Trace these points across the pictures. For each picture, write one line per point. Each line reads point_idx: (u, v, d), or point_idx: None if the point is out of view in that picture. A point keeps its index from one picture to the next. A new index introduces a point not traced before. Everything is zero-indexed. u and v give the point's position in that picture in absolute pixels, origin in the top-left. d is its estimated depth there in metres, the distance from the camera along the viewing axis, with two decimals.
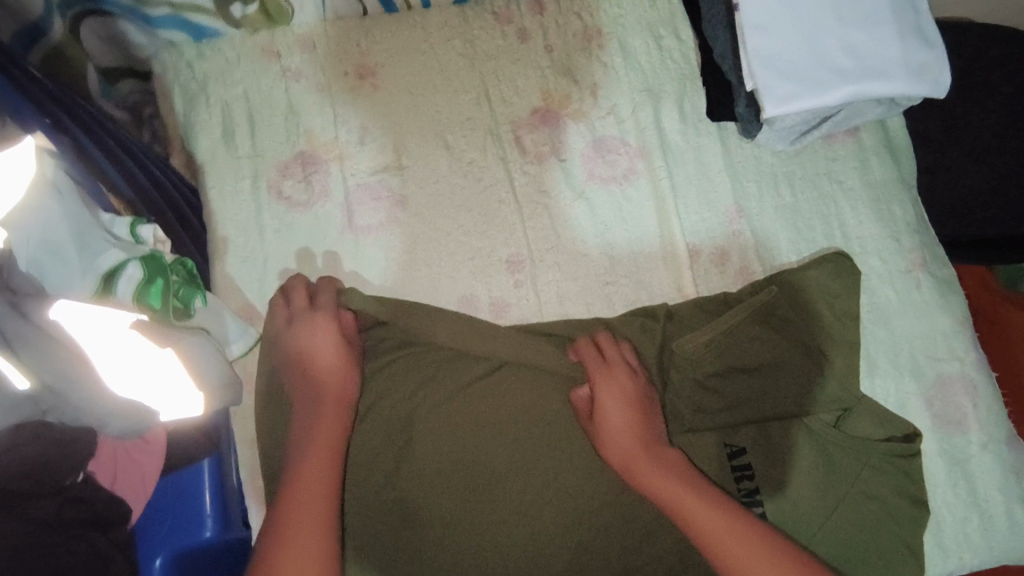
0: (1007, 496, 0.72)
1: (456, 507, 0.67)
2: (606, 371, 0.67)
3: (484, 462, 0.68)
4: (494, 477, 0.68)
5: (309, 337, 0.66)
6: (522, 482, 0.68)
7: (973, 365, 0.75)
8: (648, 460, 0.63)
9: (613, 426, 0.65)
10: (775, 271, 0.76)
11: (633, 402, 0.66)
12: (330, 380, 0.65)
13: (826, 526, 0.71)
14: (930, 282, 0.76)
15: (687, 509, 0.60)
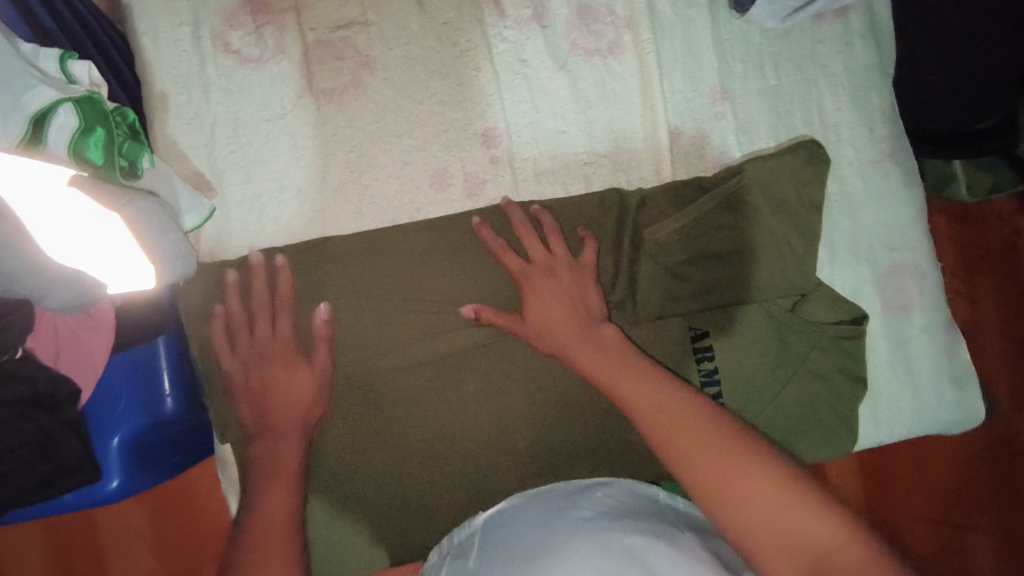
0: (941, 376, 0.78)
1: (420, 392, 0.68)
2: (531, 272, 0.67)
3: (438, 356, 0.68)
4: (449, 355, 0.69)
5: (286, 367, 0.62)
6: (484, 372, 0.70)
7: (923, 255, 0.79)
8: (582, 342, 0.64)
9: (551, 313, 0.65)
10: (750, 157, 0.75)
11: (562, 294, 0.66)
12: (295, 404, 0.62)
13: (775, 402, 0.75)
14: (895, 173, 0.78)
15: (620, 384, 0.60)
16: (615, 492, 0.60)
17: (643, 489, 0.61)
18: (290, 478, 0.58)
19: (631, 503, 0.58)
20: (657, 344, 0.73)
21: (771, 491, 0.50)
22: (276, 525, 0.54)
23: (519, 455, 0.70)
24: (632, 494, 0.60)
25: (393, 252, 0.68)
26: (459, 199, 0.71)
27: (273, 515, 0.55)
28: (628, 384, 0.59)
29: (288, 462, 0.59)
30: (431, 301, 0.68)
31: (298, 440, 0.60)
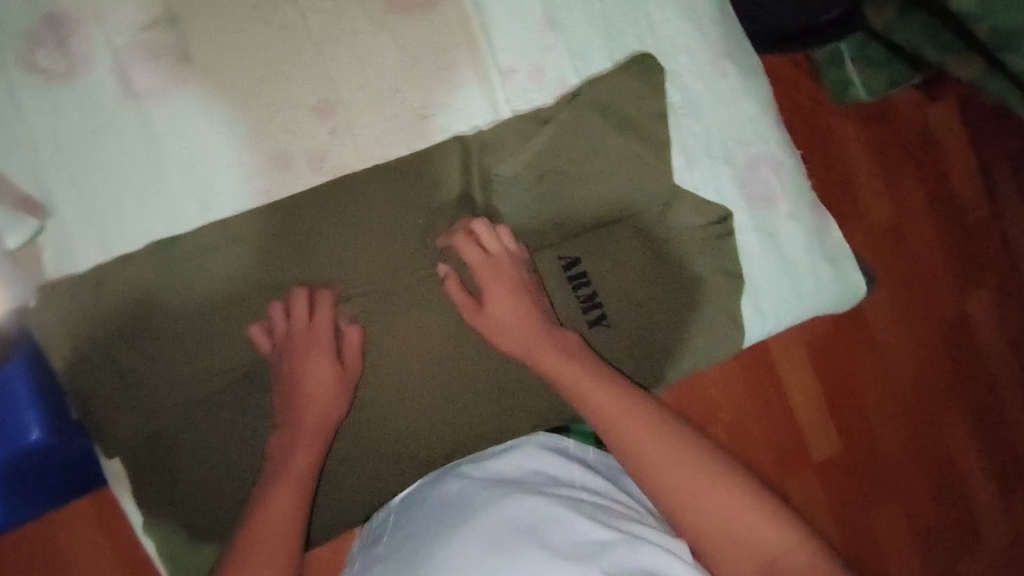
0: (813, 257, 0.80)
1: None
2: (493, 269, 0.69)
3: (406, 294, 0.72)
4: (401, 294, 0.72)
5: (320, 361, 0.67)
6: (422, 307, 0.73)
7: (777, 144, 0.81)
8: (546, 341, 0.67)
9: (501, 312, 0.68)
10: (585, 81, 0.76)
11: (512, 288, 0.69)
12: (319, 403, 0.66)
13: (660, 314, 0.76)
14: (733, 71, 0.80)
15: (585, 390, 0.64)
16: (541, 452, 0.67)
17: (553, 443, 0.69)
18: (299, 487, 0.63)
19: (552, 463, 0.66)
20: (532, 280, 0.74)
21: (692, 468, 0.59)
22: (280, 535, 0.59)
23: (413, 414, 0.72)
24: (545, 451, 0.67)
25: (250, 238, 0.70)
26: (305, 175, 0.72)
27: (277, 525, 0.60)
28: (589, 383, 0.65)
29: (302, 467, 0.63)
30: (298, 280, 0.71)
31: (315, 440, 0.65)
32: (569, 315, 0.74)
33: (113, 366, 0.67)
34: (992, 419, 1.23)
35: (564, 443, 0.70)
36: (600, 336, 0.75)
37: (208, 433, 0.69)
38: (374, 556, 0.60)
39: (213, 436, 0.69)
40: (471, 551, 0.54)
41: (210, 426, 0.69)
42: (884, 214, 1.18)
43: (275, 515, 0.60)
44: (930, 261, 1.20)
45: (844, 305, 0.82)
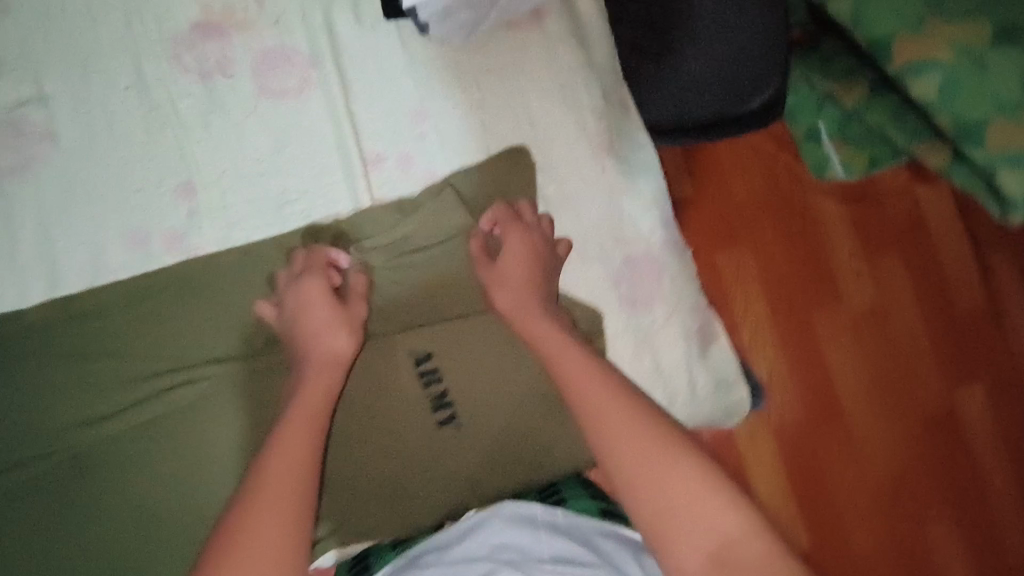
0: (690, 364, 0.76)
1: (136, 450, 0.70)
2: (518, 224, 0.72)
3: (443, 288, 0.75)
4: (435, 272, 0.75)
5: (313, 298, 0.68)
6: (439, 285, 0.75)
7: (659, 244, 0.78)
8: (536, 309, 0.69)
9: (512, 252, 0.71)
10: (456, 171, 0.76)
11: (531, 241, 0.72)
12: (321, 338, 0.67)
13: (514, 411, 0.76)
14: (615, 166, 0.78)
15: (569, 377, 0.63)
16: (509, 528, 0.63)
17: (524, 513, 0.65)
18: (315, 416, 0.63)
19: (518, 540, 0.61)
20: (387, 371, 0.74)
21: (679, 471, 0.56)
22: (306, 464, 0.59)
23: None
24: (523, 524, 0.64)
25: (94, 317, 0.70)
26: (160, 254, 0.72)
27: (288, 457, 0.59)
28: (567, 360, 0.65)
29: (316, 403, 0.64)
30: (138, 363, 0.70)
31: (326, 382, 0.65)
32: (417, 409, 0.74)
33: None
34: (987, 528, 1.22)
35: (535, 508, 0.67)
36: (447, 434, 0.74)
37: (137, 468, 0.70)
38: None
39: (30, 518, 0.68)
40: None
41: (63, 498, 0.68)
42: (862, 295, 1.24)
43: (261, 477, 0.58)
44: (926, 355, 1.25)
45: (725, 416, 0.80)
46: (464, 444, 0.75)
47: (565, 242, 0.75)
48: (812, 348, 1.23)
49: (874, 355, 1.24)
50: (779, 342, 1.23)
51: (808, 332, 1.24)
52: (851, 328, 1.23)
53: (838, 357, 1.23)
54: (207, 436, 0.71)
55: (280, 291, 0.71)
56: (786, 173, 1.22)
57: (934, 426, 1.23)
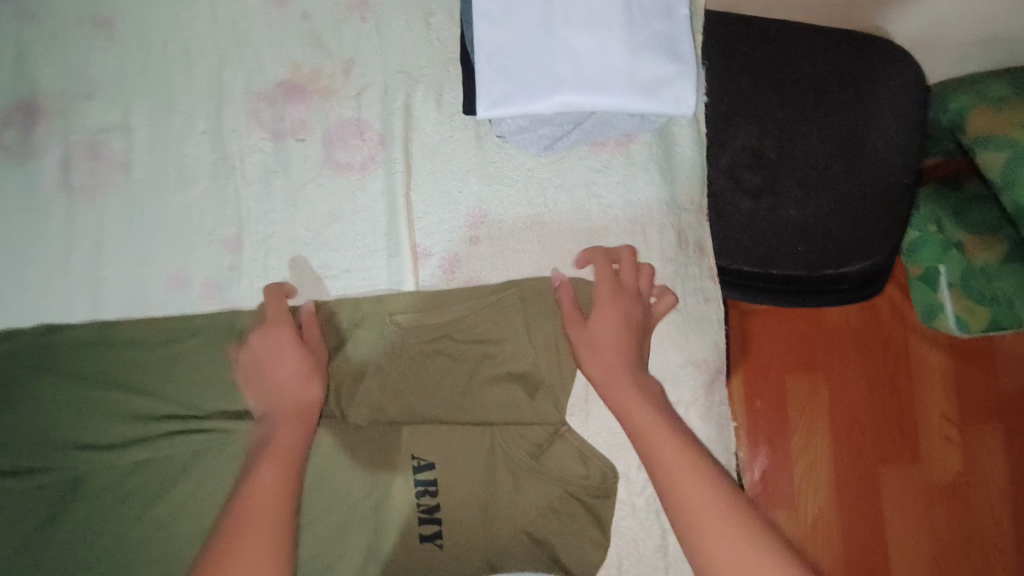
0: None
1: (137, 488, 0.70)
2: (615, 292, 0.67)
3: (483, 410, 0.71)
4: (480, 392, 0.71)
5: (283, 352, 0.67)
6: (497, 407, 0.70)
7: (698, 412, 0.71)
8: (630, 378, 0.64)
9: (604, 334, 0.65)
10: (509, 281, 0.72)
11: (627, 313, 0.66)
12: (283, 385, 0.65)
13: (500, 553, 0.69)
14: (670, 317, 0.72)
15: (691, 502, 0.54)
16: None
17: None
18: (286, 460, 0.60)
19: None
20: (382, 467, 0.70)
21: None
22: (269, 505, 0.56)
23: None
24: None
25: (124, 346, 0.71)
26: (196, 300, 0.72)
27: (265, 492, 0.57)
28: (690, 486, 0.55)
29: (288, 445, 0.61)
30: (147, 402, 0.70)
31: (289, 421, 0.63)
32: (402, 523, 0.69)
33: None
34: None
35: None
36: (426, 555, 0.69)
37: (136, 505, 0.70)
38: None
39: (18, 533, 0.69)
40: None
41: (59, 521, 0.69)
42: (948, 464, 1.29)
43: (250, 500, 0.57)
44: (997, 550, 1.27)
45: None
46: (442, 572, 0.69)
47: (668, 297, 0.70)
48: (875, 519, 1.28)
49: (951, 523, 1.28)
50: (832, 505, 1.28)
51: (874, 503, 1.29)
52: (923, 493, 1.29)
53: (900, 532, 1.28)
54: (202, 487, 0.70)
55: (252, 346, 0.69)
56: (891, 318, 1.32)
57: None
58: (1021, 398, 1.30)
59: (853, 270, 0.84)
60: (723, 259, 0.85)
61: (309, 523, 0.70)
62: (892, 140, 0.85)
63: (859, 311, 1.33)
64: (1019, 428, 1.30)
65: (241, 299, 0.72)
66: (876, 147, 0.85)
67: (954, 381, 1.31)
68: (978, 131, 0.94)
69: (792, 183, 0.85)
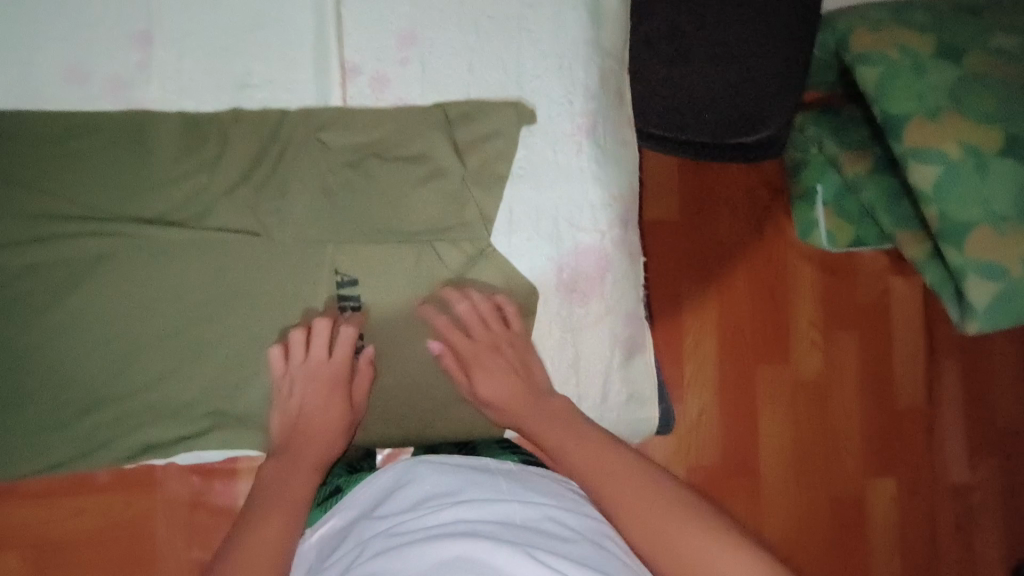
0: (609, 369, 0.74)
1: (31, 290, 0.66)
2: (474, 342, 0.70)
3: (406, 225, 0.71)
4: (404, 206, 0.71)
5: (329, 396, 0.67)
6: (423, 224, 0.71)
7: (613, 242, 0.74)
8: (536, 407, 0.68)
9: (490, 386, 0.69)
10: (436, 101, 0.73)
11: (508, 366, 0.69)
12: (319, 436, 0.66)
13: (422, 366, 0.71)
14: (590, 150, 0.74)
15: (591, 468, 0.61)
16: (439, 477, 0.61)
17: (472, 462, 0.65)
18: (291, 505, 0.61)
19: (451, 479, 0.60)
20: (299, 274, 0.69)
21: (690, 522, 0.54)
22: (266, 550, 0.56)
23: (110, 384, 0.68)
24: (458, 467, 0.63)
25: (17, 139, 0.66)
26: (98, 96, 0.68)
27: (260, 539, 0.57)
28: (585, 450, 0.63)
29: (299, 489, 0.63)
30: (43, 199, 0.67)
31: (310, 472, 0.64)
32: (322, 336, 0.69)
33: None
34: (859, 560, 1.40)
35: (485, 461, 0.66)
36: None
37: (30, 309, 0.66)
38: None
39: None
40: None
41: None
42: (812, 362, 1.42)
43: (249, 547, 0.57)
44: (845, 436, 1.42)
45: (630, 434, 0.77)
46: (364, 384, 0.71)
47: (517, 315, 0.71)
48: (749, 410, 1.39)
49: (811, 415, 1.42)
50: (716, 393, 1.38)
51: (749, 393, 1.40)
52: (789, 388, 1.41)
53: (770, 420, 1.40)
54: (104, 295, 0.67)
55: (297, 362, 0.67)
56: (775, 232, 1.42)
57: (838, 502, 1.40)
58: (874, 306, 1.45)
59: (762, 133, 0.91)
60: (642, 122, 0.92)
61: (223, 335, 0.69)
62: (790, 23, 0.92)
63: (747, 223, 1.42)
64: (872, 328, 1.44)
65: (149, 102, 0.68)
66: (776, 27, 0.91)
67: (822, 290, 1.43)
68: (857, 49, 0.92)
69: (700, 55, 0.91)
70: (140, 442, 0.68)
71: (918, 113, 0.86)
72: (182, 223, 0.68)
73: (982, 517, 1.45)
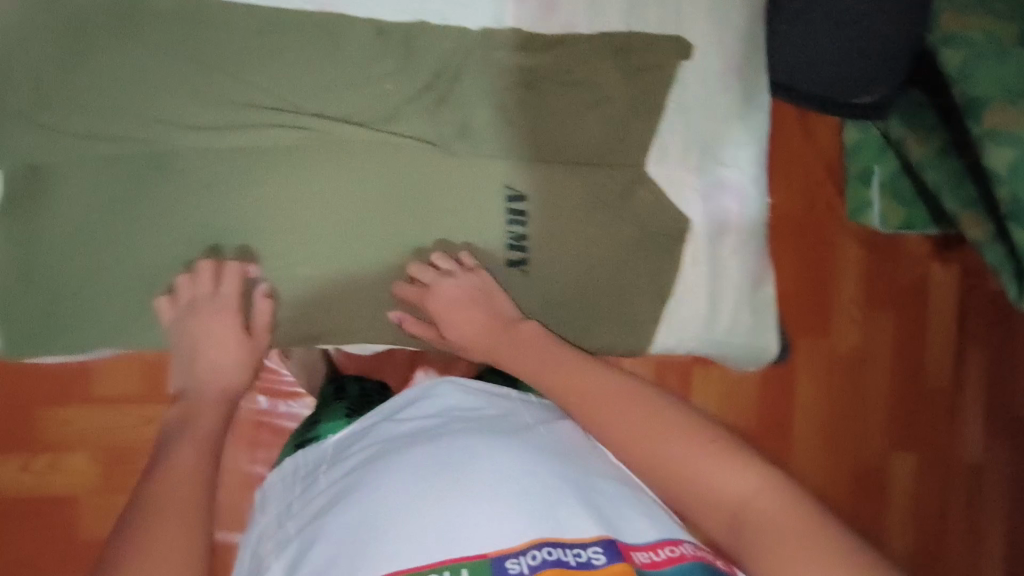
0: (740, 298, 0.80)
1: (222, 175, 0.70)
2: (444, 289, 0.71)
3: (572, 145, 0.76)
4: (571, 128, 0.75)
5: (223, 329, 0.69)
6: (588, 145, 0.76)
7: (750, 176, 0.81)
8: (505, 339, 0.68)
9: (454, 318, 0.70)
10: (600, 30, 0.76)
11: (479, 301, 0.71)
12: (214, 374, 0.67)
13: (579, 280, 0.77)
14: (738, 88, 0.79)
15: (591, 403, 0.57)
16: (463, 395, 0.62)
17: (489, 387, 0.65)
18: (207, 445, 0.59)
19: (476, 398, 0.61)
20: (472, 185, 0.75)
21: (683, 443, 0.51)
22: (194, 482, 0.54)
23: (291, 272, 0.72)
24: (482, 392, 0.64)
25: (212, 24, 0.68)
26: None
27: (189, 470, 0.55)
28: (618, 414, 0.55)
29: (205, 430, 0.61)
30: (238, 88, 0.69)
31: (212, 413, 0.63)
32: (493, 245, 0.75)
33: (22, 73, 0.64)
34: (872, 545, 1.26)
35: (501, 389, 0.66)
36: (512, 278, 0.76)
37: (221, 193, 0.70)
38: (305, 495, 0.57)
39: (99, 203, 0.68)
40: (399, 495, 0.49)
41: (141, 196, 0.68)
42: (849, 339, 1.22)
43: (173, 470, 0.54)
44: (868, 418, 1.24)
45: (750, 359, 0.82)
46: (519, 292, 0.76)
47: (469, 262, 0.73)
48: (787, 381, 1.20)
49: (842, 393, 1.23)
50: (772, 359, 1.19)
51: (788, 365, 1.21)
52: (829, 367, 1.22)
53: (809, 394, 1.22)
54: (291, 185, 0.71)
55: (181, 309, 0.68)
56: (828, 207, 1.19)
57: (859, 471, 1.24)
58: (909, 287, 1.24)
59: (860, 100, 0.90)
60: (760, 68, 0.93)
61: (399, 234, 0.74)
62: None
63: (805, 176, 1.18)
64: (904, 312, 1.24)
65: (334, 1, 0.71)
66: None
67: (864, 248, 1.21)
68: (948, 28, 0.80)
69: None
70: (316, 326, 0.74)
71: (997, 94, 0.73)
72: (364, 123, 0.72)
73: (990, 505, 1.28)
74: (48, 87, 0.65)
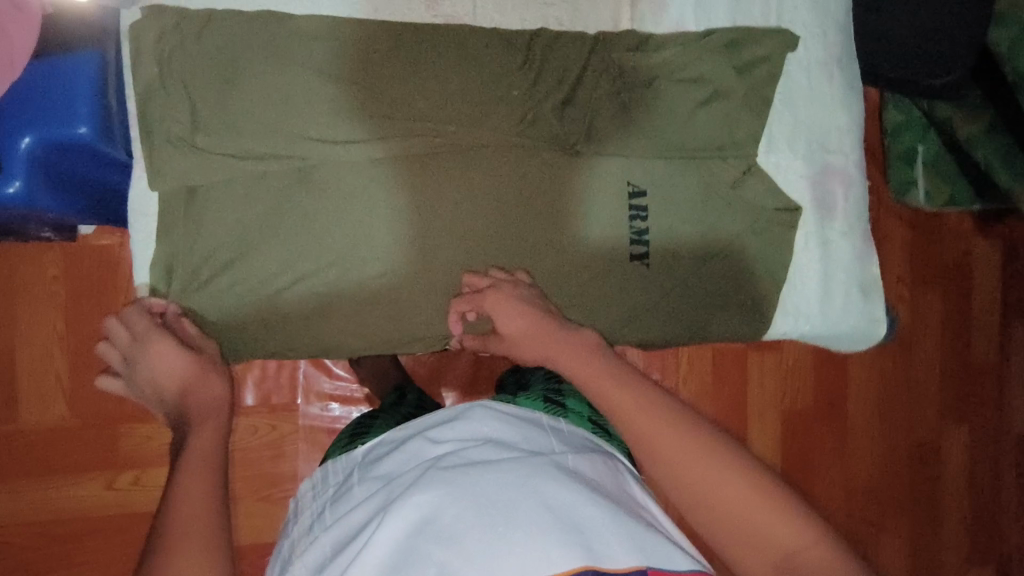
0: (850, 280, 0.84)
1: (359, 183, 0.71)
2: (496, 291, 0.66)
3: (689, 138, 0.78)
4: (688, 122, 0.78)
5: (160, 356, 0.60)
6: (704, 138, 0.79)
7: (854, 162, 0.84)
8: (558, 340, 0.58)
9: (508, 324, 0.63)
10: (709, 27, 0.79)
11: (525, 302, 0.65)
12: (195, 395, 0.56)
13: (699, 271, 0.80)
14: (840, 77, 0.83)
15: (635, 420, 0.47)
16: (499, 422, 0.49)
17: (529, 415, 0.53)
18: (209, 465, 0.47)
19: (513, 428, 0.48)
20: (593, 184, 0.77)
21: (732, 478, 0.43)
22: (202, 515, 0.43)
23: (423, 276, 0.73)
24: (520, 419, 0.51)
25: (351, 41, 0.71)
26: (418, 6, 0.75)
27: (196, 506, 0.44)
28: (665, 436, 0.45)
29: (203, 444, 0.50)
30: (377, 101, 0.71)
31: (207, 430, 0.52)
32: (620, 240, 0.77)
33: (186, 93, 0.67)
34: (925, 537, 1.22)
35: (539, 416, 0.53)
36: (637, 272, 0.78)
37: (360, 199, 0.71)
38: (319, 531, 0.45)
39: (249, 216, 0.69)
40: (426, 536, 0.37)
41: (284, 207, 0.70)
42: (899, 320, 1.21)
43: (182, 500, 0.44)
44: (918, 402, 1.22)
45: (862, 338, 0.86)
46: (643, 285, 0.78)
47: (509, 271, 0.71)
48: (836, 368, 1.16)
49: (886, 378, 1.20)
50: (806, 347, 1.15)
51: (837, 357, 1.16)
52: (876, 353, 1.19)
53: (859, 381, 1.18)
54: (426, 189, 0.72)
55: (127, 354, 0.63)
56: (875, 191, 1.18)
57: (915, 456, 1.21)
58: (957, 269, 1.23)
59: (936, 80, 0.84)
60: None
61: (528, 233, 0.75)
62: None
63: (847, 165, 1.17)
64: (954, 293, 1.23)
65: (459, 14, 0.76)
66: None
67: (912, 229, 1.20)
68: None
69: None
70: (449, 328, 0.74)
71: None
72: (494, 126, 0.74)
73: None
74: (205, 107, 0.67)
